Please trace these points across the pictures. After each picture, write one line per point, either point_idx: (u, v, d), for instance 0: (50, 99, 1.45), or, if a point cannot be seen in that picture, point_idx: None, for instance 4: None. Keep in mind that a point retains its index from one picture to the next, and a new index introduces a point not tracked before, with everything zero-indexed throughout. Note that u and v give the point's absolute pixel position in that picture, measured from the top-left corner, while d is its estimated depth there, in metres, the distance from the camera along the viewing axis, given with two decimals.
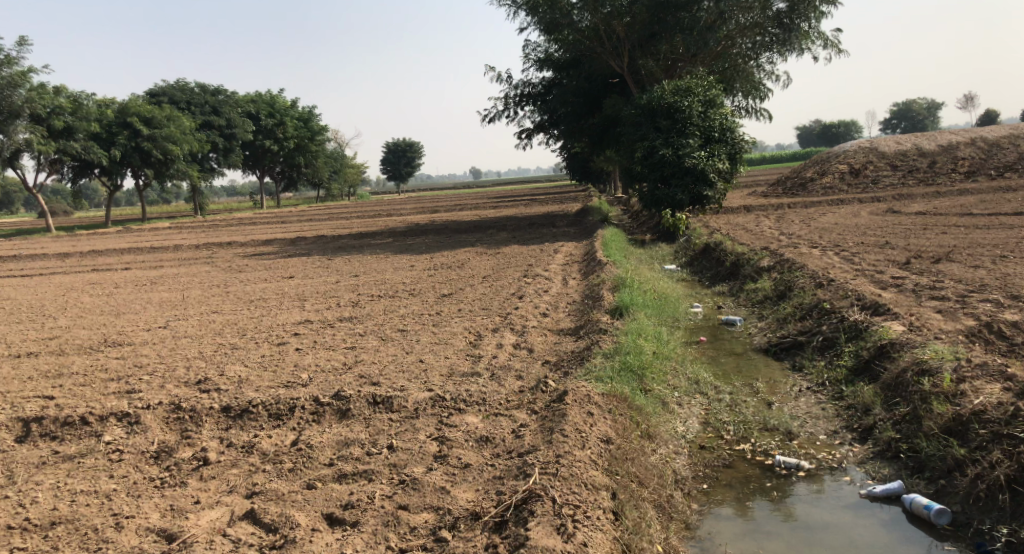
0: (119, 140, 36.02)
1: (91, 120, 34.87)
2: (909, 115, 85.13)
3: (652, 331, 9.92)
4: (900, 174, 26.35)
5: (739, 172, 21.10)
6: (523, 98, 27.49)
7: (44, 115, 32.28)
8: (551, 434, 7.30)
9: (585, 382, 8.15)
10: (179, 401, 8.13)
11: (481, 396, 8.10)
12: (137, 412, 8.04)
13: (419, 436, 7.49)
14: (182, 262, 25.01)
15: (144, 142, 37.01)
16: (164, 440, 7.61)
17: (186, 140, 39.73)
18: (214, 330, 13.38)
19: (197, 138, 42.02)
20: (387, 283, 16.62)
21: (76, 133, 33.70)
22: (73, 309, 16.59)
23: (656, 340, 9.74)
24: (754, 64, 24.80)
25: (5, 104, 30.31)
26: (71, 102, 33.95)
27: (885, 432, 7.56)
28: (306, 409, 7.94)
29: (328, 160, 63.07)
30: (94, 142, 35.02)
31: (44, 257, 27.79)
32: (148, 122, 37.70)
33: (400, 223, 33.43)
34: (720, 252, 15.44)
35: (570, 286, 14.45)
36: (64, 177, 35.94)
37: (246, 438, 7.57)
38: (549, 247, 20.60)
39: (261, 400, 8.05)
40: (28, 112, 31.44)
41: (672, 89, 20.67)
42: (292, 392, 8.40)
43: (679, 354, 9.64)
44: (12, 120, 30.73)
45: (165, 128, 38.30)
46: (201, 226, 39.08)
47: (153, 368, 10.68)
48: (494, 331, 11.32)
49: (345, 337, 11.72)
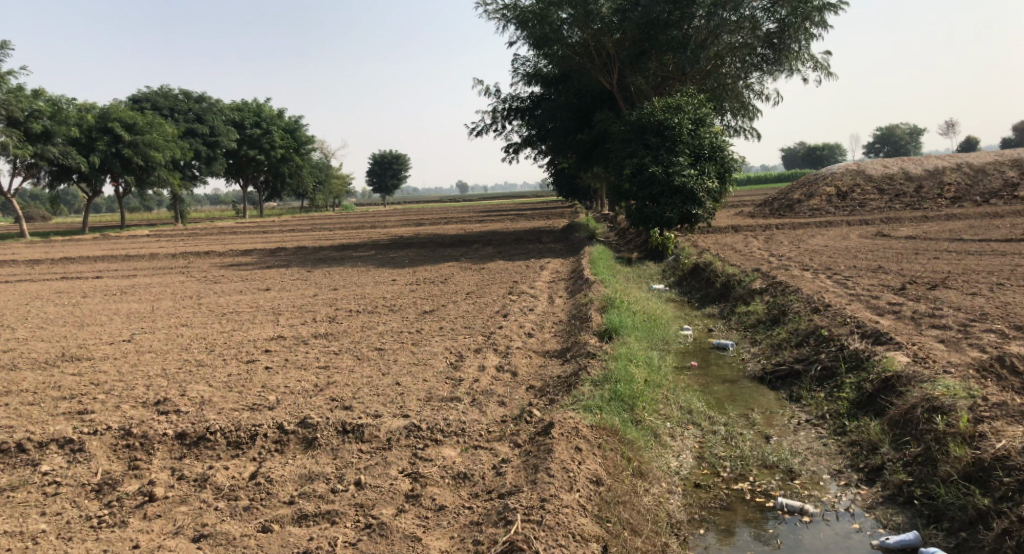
0: (99, 146, 35.26)
1: (71, 124, 34.19)
2: (892, 139, 85.59)
3: (643, 357, 9.42)
4: (888, 197, 26.07)
5: (728, 192, 20.69)
6: (511, 113, 27.08)
7: (22, 119, 31.54)
8: (536, 473, 6.78)
9: (571, 413, 7.63)
10: (129, 426, 7.54)
11: (459, 426, 7.57)
12: (82, 438, 7.46)
13: (391, 472, 6.94)
14: (158, 271, 24.35)
15: (124, 148, 36.30)
16: (108, 470, 7.03)
17: (169, 148, 39.05)
18: (181, 345, 12.78)
19: (181, 146, 41.34)
20: (366, 298, 16.06)
21: (54, 138, 32.95)
22: (37, 319, 15.97)
23: (647, 366, 9.25)
24: (743, 84, 24.48)
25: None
26: (50, 106, 33.30)
27: (896, 474, 7.10)
28: (268, 438, 7.37)
29: (313, 171, 62.46)
30: (73, 147, 34.31)
31: (15, 263, 27.07)
32: (130, 128, 36.97)
33: (383, 236, 32.89)
34: (710, 272, 15.00)
35: (555, 306, 13.94)
36: (41, 181, 35.16)
37: (199, 470, 6.98)
38: (534, 264, 20.09)
39: (220, 426, 7.48)
40: (5, 115, 30.73)
41: (663, 106, 20.20)
42: (256, 418, 7.82)
43: (671, 381, 9.15)
44: None
45: (148, 134, 37.57)
46: (181, 235, 38.33)
47: (110, 388, 10.16)
48: (476, 351, 10.79)
49: (319, 355, 11.17)
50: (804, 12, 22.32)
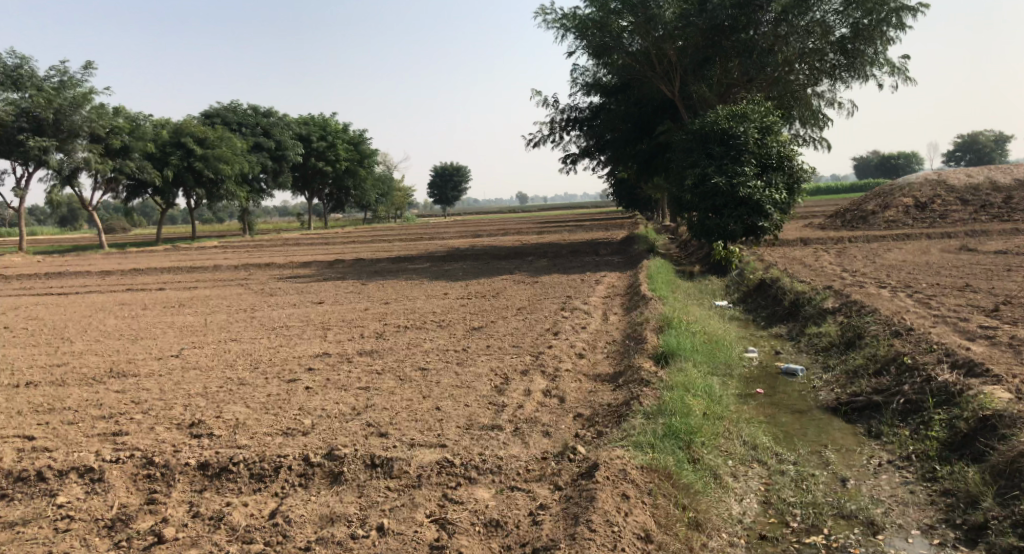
0: (173, 161, 35.70)
1: (147, 140, 34.71)
2: (975, 147, 82.33)
3: (701, 386, 8.68)
4: (970, 209, 24.68)
5: (798, 204, 19.68)
6: (570, 123, 26.52)
7: (103, 135, 32.17)
8: (575, 526, 6.35)
9: (622, 452, 7.18)
10: (151, 455, 7.33)
11: (495, 463, 7.18)
12: (103, 466, 7.24)
13: (418, 517, 6.55)
14: (218, 283, 24.29)
15: (196, 162, 36.50)
16: (125, 503, 6.80)
17: (239, 161, 39.31)
18: (226, 361, 12.43)
19: (249, 160, 41.78)
20: (417, 313, 15.57)
21: (132, 153, 33.57)
22: (91, 331, 15.78)
23: (707, 396, 8.52)
24: (813, 91, 23.51)
25: (66, 123, 30.41)
26: (129, 123, 33.91)
27: (1005, 537, 6.33)
28: (293, 471, 7.09)
29: (376, 182, 62.72)
30: (148, 161, 34.80)
31: (86, 274, 27.41)
32: (201, 143, 37.14)
33: (442, 248, 32.54)
34: (777, 289, 14.14)
35: (611, 324, 13.25)
36: (118, 195, 35.88)
37: (216, 507, 6.70)
38: (591, 278, 19.43)
39: (242, 457, 7.22)
40: (87, 132, 31.41)
41: (727, 115, 19.54)
42: (282, 446, 7.56)
43: (733, 412, 8.43)
44: (72, 139, 30.83)
45: (218, 148, 37.66)
46: (247, 248, 38.65)
47: (147, 408, 9.67)
48: (523, 373, 10.18)
49: (362, 375, 10.66)
50: (879, 15, 21.23)
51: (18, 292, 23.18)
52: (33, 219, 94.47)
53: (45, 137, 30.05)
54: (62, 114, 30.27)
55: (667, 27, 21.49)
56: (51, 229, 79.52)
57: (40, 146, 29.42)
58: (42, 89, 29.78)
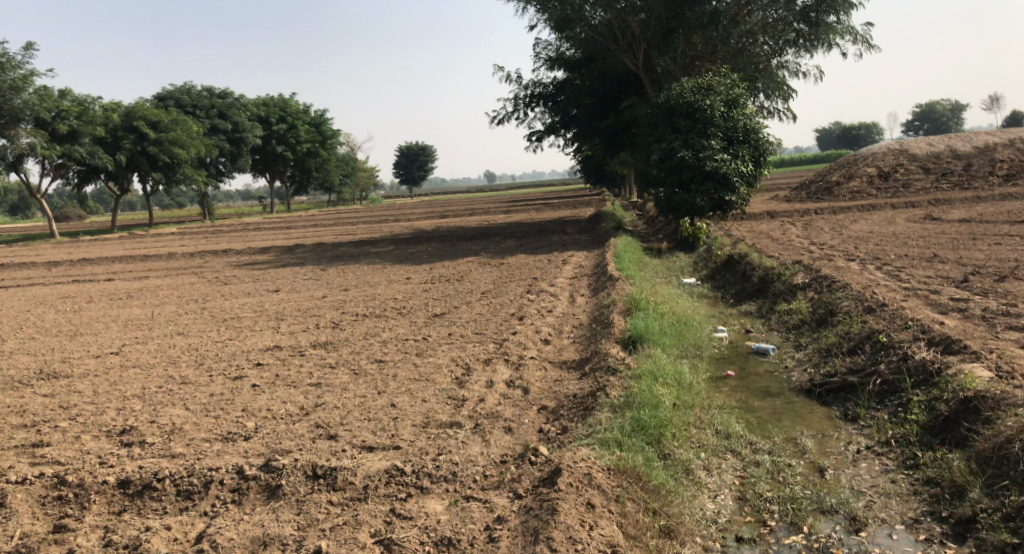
0: (125, 146, 34.40)
1: (97, 124, 33.41)
2: (932, 117, 82.99)
3: (672, 373, 8.21)
4: (932, 178, 24.51)
5: (763, 175, 19.23)
6: (533, 99, 25.86)
7: (49, 119, 30.87)
8: (535, 543, 6.00)
9: (589, 452, 6.77)
10: (63, 473, 7.04)
11: (450, 469, 6.88)
12: (6, 489, 6.94)
13: (359, 537, 6.22)
14: (170, 272, 23.35)
15: (149, 146, 35.32)
16: (27, 533, 6.49)
17: (195, 145, 37.97)
18: (169, 358, 11.69)
19: (206, 144, 40.48)
20: (376, 300, 14.92)
21: (82, 138, 32.32)
22: (29, 328, 14.86)
23: (677, 385, 8.04)
24: (776, 62, 23.09)
25: (8, 107, 28.96)
26: (77, 106, 32.61)
27: (995, 533, 5.96)
28: (225, 486, 6.83)
29: (338, 164, 61.47)
30: (99, 146, 33.52)
31: (33, 265, 26.27)
32: (154, 126, 35.89)
33: (404, 229, 31.78)
34: (745, 265, 13.70)
35: (577, 307, 12.72)
36: (70, 182, 34.59)
37: (133, 533, 6.42)
38: (556, 258, 18.91)
39: (168, 472, 6.96)
40: (32, 116, 30.07)
41: (693, 87, 19.03)
42: (216, 457, 7.26)
43: (703, 399, 7.96)
44: (15, 124, 29.46)
45: (172, 132, 36.44)
46: (205, 234, 37.57)
47: (78, 414, 8.96)
48: (485, 363, 9.63)
49: (313, 370, 10.03)
50: None
51: None
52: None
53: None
54: (2, 98, 28.79)
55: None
56: (2, 218, 77.04)
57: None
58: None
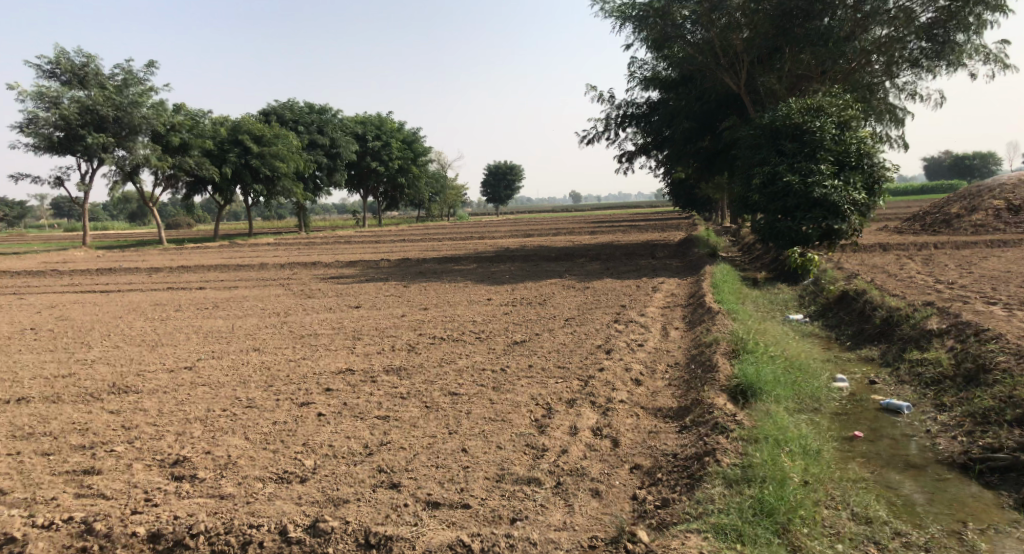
0: (230, 158, 34.74)
1: (206, 137, 33.91)
2: None
3: (797, 435, 7.12)
4: None
5: (879, 204, 17.53)
6: (625, 120, 25.29)
7: (163, 133, 31.46)
8: None
9: (702, 545, 6.09)
10: (92, 518, 6.74)
11: (527, 551, 6.17)
12: (32, 533, 6.71)
13: None
14: (260, 283, 23.01)
15: (253, 160, 35.49)
16: None
17: (295, 159, 38.21)
18: (240, 374, 10.82)
19: (304, 160, 40.76)
20: (456, 322, 13.99)
21: (192, 150, 32.86)
22: (113, 336, 14.14)
23: (803, 453, 6.96)
24: (890, 85, 21.44)
25: (128, 120, 29.55)
26: (189, 120, 33.20)
27: None
28: (264, 551, 6.40)
29: (428, 180, 61.42)
30: (207, 159, 33.95)
31: (134, 270, 26.44)
32: (258, 141, 36.06)
33: (490, 248, 30.97)
34: (866, 303, 12.30)
35: (672, 342, 11.58)
36: (179, 192, 35.17)
37: None
38: (647, 284, 17.76)
39: (203, 529, 6.57)
40: (148, 129, 30.65)
41: (801, 108, 17.78)
42: (262, 504, 6.78)
43: (835, 472, 6.89)
44: (132, 136, 30.02)
45: (275, 146, 36.54)
46: (301, 246, 37.68)
47: (136, 437, 8.29)
48: (569, 405, 8.57)
49: (382, 400, 9.09)
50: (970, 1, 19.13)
51: (59, 289, 22.05)
52: (104, 215, 95.90)
53: (106, 134, 29.26)
54: (123, 112, 29.43)
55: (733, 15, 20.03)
56: (117, 224, 80.06)
57: (100, 143, 28.56)
58: (106, 87, 29.18)
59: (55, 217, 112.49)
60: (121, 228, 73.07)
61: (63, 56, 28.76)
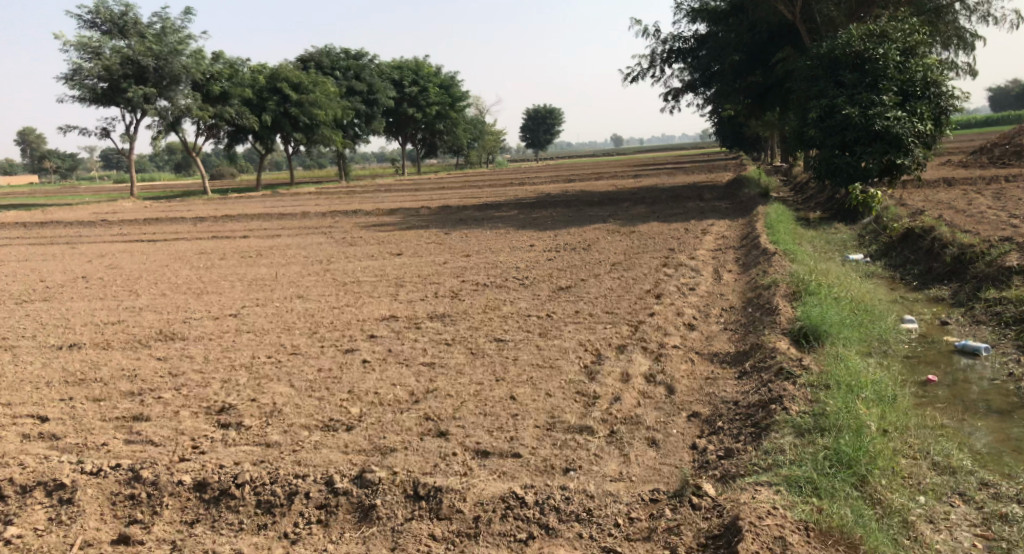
0: (270, 106, 34.55)
1: (245, 86, 33.74)
2: None
3: (871, 381, 6.77)
4: None
5: (944, 138, 16.80)
6: (672, 55, 24.55)
7: (202, 81, 31.36)
8: None
9: (774, 499, 5.69)
10: (138, 467, 6.61)
11: (585, 506, 5.87)
12: (81, 479, 6.57)
13: None
14: (303, 231, 22.91)
15: (292, 108, 35.21)
16: (90, 541, 6.06)
17: (333, 107, 37.90)
18: (284, 321, 10.69)
19: (343, 107, 40.47)
20: (499, 268, 13.71)
21: (231, 99, 32.71)
22: (160, 284, 14.12)
23: (878, 400, 6.59)
24: (962, 6, 20.48)
25: (168, 70, 29.38)
26: (228, 68, 33.05)
27: None
28: (312, 500, 6.19)
29: (467, 126, 60.79)
30: (247, 108, 33.75)
31: (178, 220, 26.52)
32: (295, 89, 35.71)
33: (531, 194, 30.52)
34: (935, 240, 11.74)
35: (726, 285, 11.18)
36: (221, 142, 35.17)
37: (206, 546, 5.94)
38: (695, 227, 17.26)
39: (249, 478, 6.39)
40: (189, 79, 30.51)
41: (862, 36, 16.92)
42: (307, 453, 6.63)
43: (910, 417, 6.52)
44: (173, 86, 29.93)
45: (313, 93, 36.15)
46: (342, 194, 37.58)
47: (182, 384, 8.19)
48: (619, 351, 8.28)
49: (426, 347, 8.88)
50: None
51: (107, 239, 22.21)
52: (149, 167, 97.03)
53: (147, 85, 29.18)
54: (163, 61, 29.29)
55: None
56: (162, 176, 80.86)
57: (142, 94, 28.51)
58: (145, 36, 29.08)
59: (103, 170, 114.22)
60: (166, 179, 73.86)
61: (103, 6, 28.64)
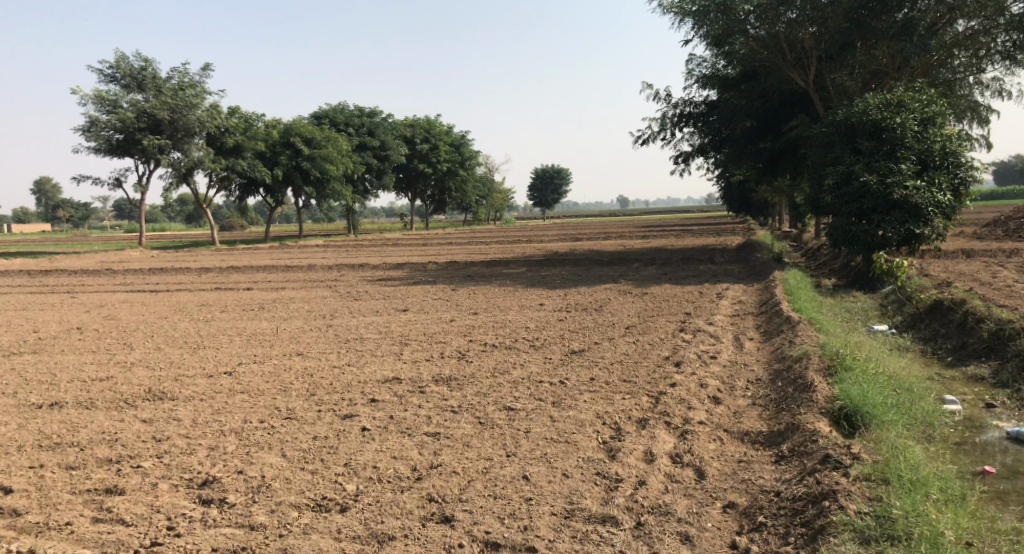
0: (283, 161, 34.32)
1: (259, 139, 33.62)
2: None
3: (935, 479, 6.14)
4: None
5: (965, 207, 16.26)
6: (683, 119, 24.25)
7: (218, 135, 31.26)
8: None
9: None
10: None
11: None
12: None
13: None
14: (308, 284, 22.35)
15: (304, 162, 35.04)
16: None
17: (345, 162, 37.75)
18: (281, 381, 10.06)
19: (354, 161, 40.30)
20: (510, 327, 13.10)
21: (245, 152, 32.46)
22: (155, 337, 13.51)
23: (948, 498, 5.98)
24: (974, 80, 20.20)
25: (183, 123, 29.18)
26: (242, 122, 32.99)
27: None
28: None
29: (477, 183, 60.82)
30: (259, 161, 33.56)
31: (183, 270, 26.04)
32: (309, 143, 35.58)
33: (541, 251, 30.05)
34: (967, 314, 11.13)
35: (749, 354, 10.53)
36: (231, 194, 34.91)
37: None
38: (710, 290, 16.66)
39: None
40: (203, 132, 30.34)
41: (880, 104, 16.50)
42: (290, 540, 5.97)
43: (980, 518, 5.91)
44: (188, 138, 29.67)
45: (326, 148, 36.10)
46: (350, 248, 37.24)
47: (165, 451, 7.53)
48: (641, 425, 7.59)
49: (431, 415, 8.19)
50: None
51: (109, 289, 21.68)
52: (158, 217, 97.31)
53: (162, 136, 28.96)
54: (179, 114, 29.08)
55: (802, 8, 18.72)
56: (171, 225, 80.91)
57: (157, 145, 28.33)
58: (162, 90, 28.91)
59: (113, 219, 114.75)
60: (175, 229, 73.85)
61: (123, 61, 28.61)
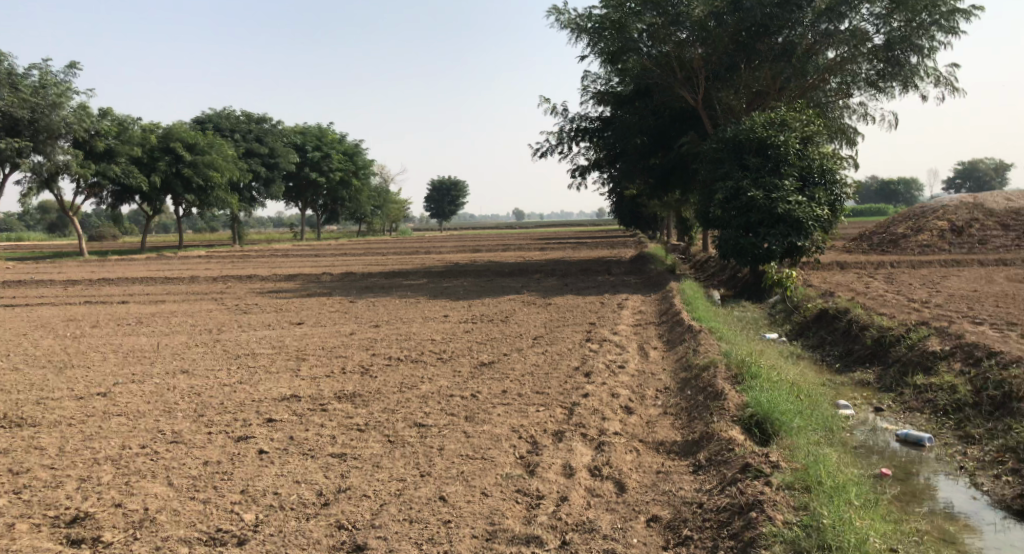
0: (161, 167, 32.70)
1: (135, 144, 31.97)
2: (974, 175, 73.55)
3: (853, 485, 6.27)
4: (1013, 236, 21.51)
5: (839, 222, 16.76)
6: (578, 134, 24.37)
7: (85, 138, 29.59)
8: None
9: None
10: None
11: None
12: None
13: None
14: (190, 297, 21.23)
15: (184, 168, 33.62)
16: None
17: (230, 169, 36.35)
18: (166, 402, 9.36)
19: (240, 168, 38.88)
20: (411, 340, 12.71)
21: (117, 157, 30.85)
22: (20, 356, 12.42)
23: (868, 504, 6.15)
24: (842, 105, 21.04)
25: (45, 123, 27.35)
26: (116, 125, 31.26)
27: None
28: None
29: (370, 193, 59.84)
30: (134, 166, 31.92)
31: (51, 283, 24.37)
32: (191, 149, 34.24)
33: (437, 262, 29.65)
34: (853, 322, 11.41)
35: (655, 364, 10.51)
36: (104, 202, 33.07)
37: None
38: (610, 301, 16.70)
39: None
40: (70, 134, 28.68)
41: (765, 122, 17.00)
42: None
43: (894, 524, 6.15)
44: (51, 140, 27.89)
45: (208, 155, 34.78)
46: (236, 259, 35.86)
47: (25, 486, 6.82)
48: (557, 439, 7.38)
49: (335, 435, 7.73)
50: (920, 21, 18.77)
51: None
52: (24, 226, 91.48)
53: (21, 138, 27.11)
54: (41, 114, 27.30)
55: (693, 27, 19.08)
56: (39, 235, 76.06)
57: (14, 147, 26.48)
58: (19, 87, 26.74)
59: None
60: (42, 239, 69.33)
61: None
